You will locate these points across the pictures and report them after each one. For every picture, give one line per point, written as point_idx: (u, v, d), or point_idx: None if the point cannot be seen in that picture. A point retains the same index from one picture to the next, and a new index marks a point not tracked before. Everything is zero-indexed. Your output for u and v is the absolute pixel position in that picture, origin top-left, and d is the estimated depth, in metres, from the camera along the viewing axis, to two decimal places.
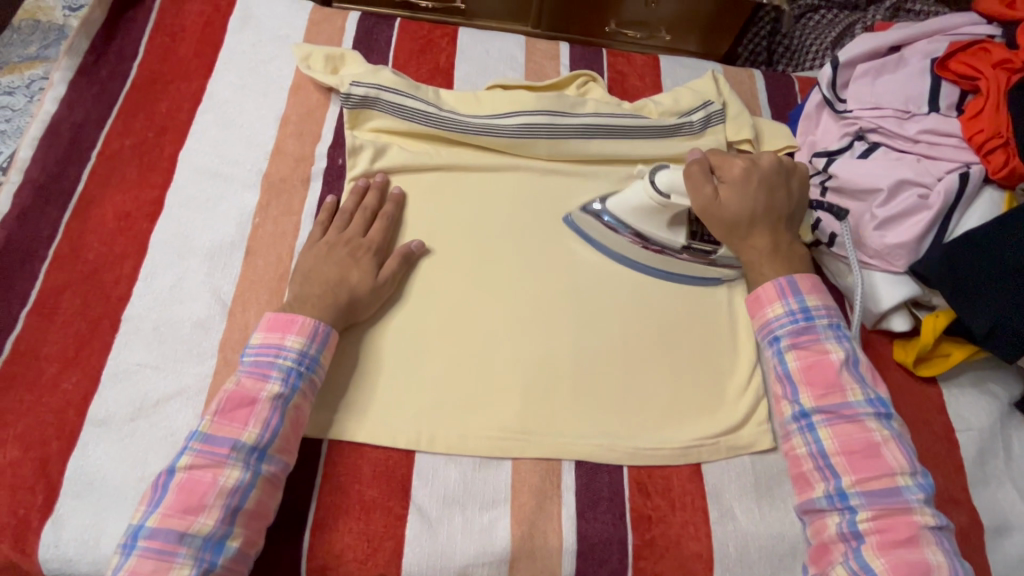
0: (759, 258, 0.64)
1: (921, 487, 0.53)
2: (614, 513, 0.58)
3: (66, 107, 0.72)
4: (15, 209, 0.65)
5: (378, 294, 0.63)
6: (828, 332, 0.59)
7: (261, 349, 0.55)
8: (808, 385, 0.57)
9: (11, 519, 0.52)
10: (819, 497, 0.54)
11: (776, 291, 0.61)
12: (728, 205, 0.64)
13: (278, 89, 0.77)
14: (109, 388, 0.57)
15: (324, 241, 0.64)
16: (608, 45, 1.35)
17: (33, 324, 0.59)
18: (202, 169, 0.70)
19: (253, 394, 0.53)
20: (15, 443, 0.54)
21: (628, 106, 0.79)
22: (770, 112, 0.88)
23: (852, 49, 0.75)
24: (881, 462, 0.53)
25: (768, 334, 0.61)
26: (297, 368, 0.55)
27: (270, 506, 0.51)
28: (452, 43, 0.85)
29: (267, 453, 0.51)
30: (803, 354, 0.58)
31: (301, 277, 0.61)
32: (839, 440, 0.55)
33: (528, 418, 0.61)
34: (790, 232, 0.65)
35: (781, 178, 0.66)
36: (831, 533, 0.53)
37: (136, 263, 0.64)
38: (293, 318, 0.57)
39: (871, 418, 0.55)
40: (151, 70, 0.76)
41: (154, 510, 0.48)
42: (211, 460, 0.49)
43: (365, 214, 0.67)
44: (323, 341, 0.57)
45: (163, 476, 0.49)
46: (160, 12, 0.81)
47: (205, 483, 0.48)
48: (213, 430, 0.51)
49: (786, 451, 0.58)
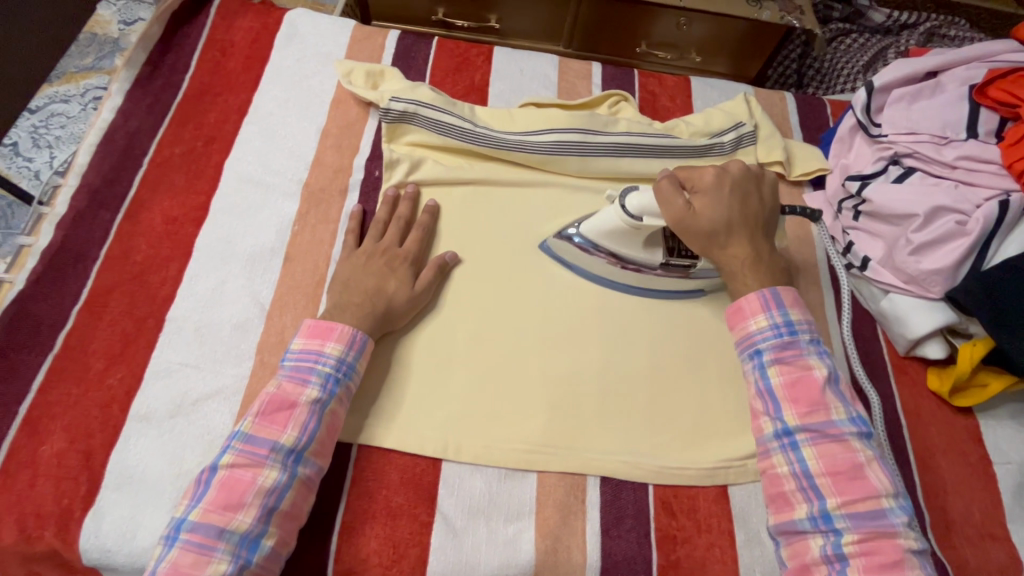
0: (741, 268, 0.62)
1: (904, 510, 0.52)
2: (639, 532, 0.58)
3: (122, 116, 0.77)
4: (72, 211, 0.69)
5: (414, 303, 0.64)
6: (811, 348, 0.58)
7: (301, 354, 0.57)
8: (793, 402, 0.56)
9: (55, 508, 0.53)
10: (801, 518, 0.53)
11: (760, 302, 0.60)
12: (706, 213, 0.62)
13: (321, 103, 0.80)
14: (151, 385, 0.59)
15: (360, 251, 0.66)
16: (639, 65, 1.37)
17: (83, 322, 0.62)
18: (246, 178, 0.73)
19: (293, 398, 0.54)
20: (62, 434, 0.56)
21: (659, 126, 0.80)
22: (801, 134, 0.88)
23: (887, 74, 0.75)
24: (866, 484, 0.52)
25: (749, 348, 0.60)
26: (335, 375, 0.56)
27: (303, 508, 0.53)
28: (487, 61, 0.88)
29: (303, 456, 0.53)
30: (787, 369, 0.57)
31: (340, 285, 0.63)
32: (824, 460, 0.53)
33: (554, 433, 0.61)
34: (767, 238, 0.64)
35: (752, 182, 0.64)
36: (814, 555, 0.51)
37: (181, 266, 0.66)
38: (332, 326, 0.58)
39: (855, 437, 0.54)
40: (201, 82, 0.80)
41: (195, 505, 0.49)
42: (252, 460, 0.51)
43: (400, 225, 0.69)
44: (360, 349, 0.59)
45: (206, 472, 0.51)
46: (212, 28, 0.85)
47: (244, 481, 0.50)
48: (254, 430, 0.52)
49: (764, 470, 0.56)
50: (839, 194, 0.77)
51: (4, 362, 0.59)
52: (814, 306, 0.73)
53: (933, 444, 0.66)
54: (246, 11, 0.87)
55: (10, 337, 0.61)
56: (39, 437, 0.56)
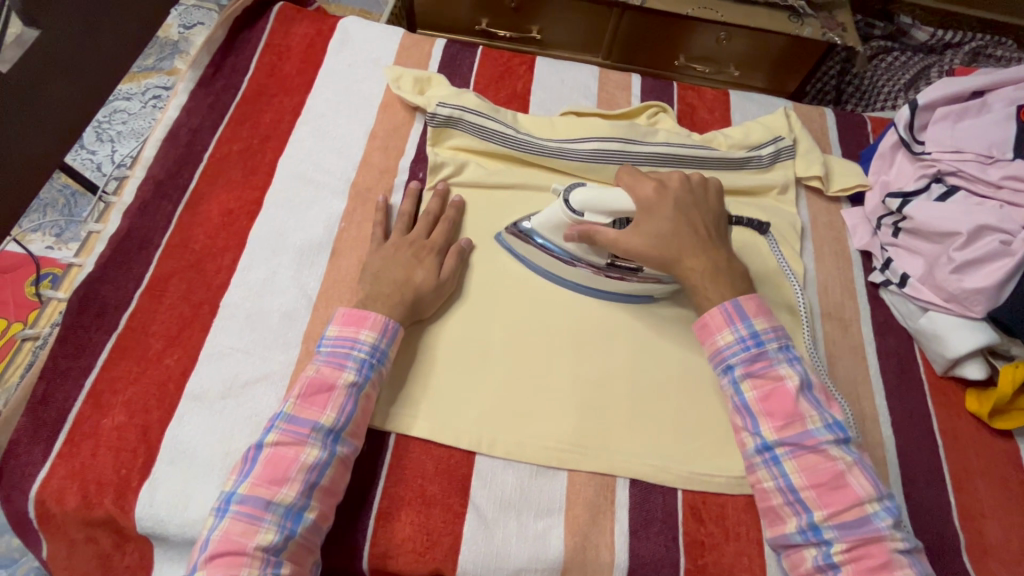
0: (701, 281, 0.62)
1: (889, 512, 0.53)
2: (666, 535, 0.59)
3: (185, 114, 0.81)
4: (138, 201, 0.73)
5: (440, 291, 0.66)
6: (780, 356, 0.59)
7: (337, 341, 0.60)
8: (768, 416, 0.57)
9: (114, 477, 0.57)
10: (793, 532, 0.54)
11: (723, 317, 0.61)
12: (653, 230, 0.62)
13: (370, 106, 0.83)
14: (205, 367, 0.63)
15: (389, 243, 0.69)
16: (676, 78, 1.39)
17: (144, 304, 0.66)
18: (297, 175, 0.76)
19: (331, 381, 0.57)
20: (123, 408, 0.60)
21: (698, 137, 0.82)
22: (840, 149, 0.88)
23: (932, 92, 0.74)
24: (849, 492, 0.53)
25: (721, 363, 0.61)
26: (369, 360, 0.59)
27: (341, 485, 0.55)
28: (530, 70, 0.90)
29: (341, 436, 0.55)
30: (759, 383, 0.58)
31: (371, 278, 0.65)
32: (805, 474, 0.54)
33: (585, 433, 0.62)
34: (721, 248, 0.64)
35: (696, 192, 0.65)
36: (809, 566, 0.53)
37: (235, 256, 0.70)
38: (366, 314, 0.61)
39: (832, 445, 0.55)
40: (259, 84, 0.84)
41: (244, 479, 0.52)
42: (295, 438, 0.53)
43: (429, 218, 0.71)
44: (392, 337, 0.61)
45: (252, 449, 0.54)
46: (271, 32, 0.89)
47: (289, 458, 0.52)
48: (296, 411, 0.55)
49: (753, 485, 0.58)
50: (879, 210, 0.77)
51: (74, 339, 0.63)
52: (849, 320, 0.73)
53: (970, 466, 0.65)
54: (302, 17, 0.91)
55: (78, 316, 0.65)
56: (101, 410, 0.60)
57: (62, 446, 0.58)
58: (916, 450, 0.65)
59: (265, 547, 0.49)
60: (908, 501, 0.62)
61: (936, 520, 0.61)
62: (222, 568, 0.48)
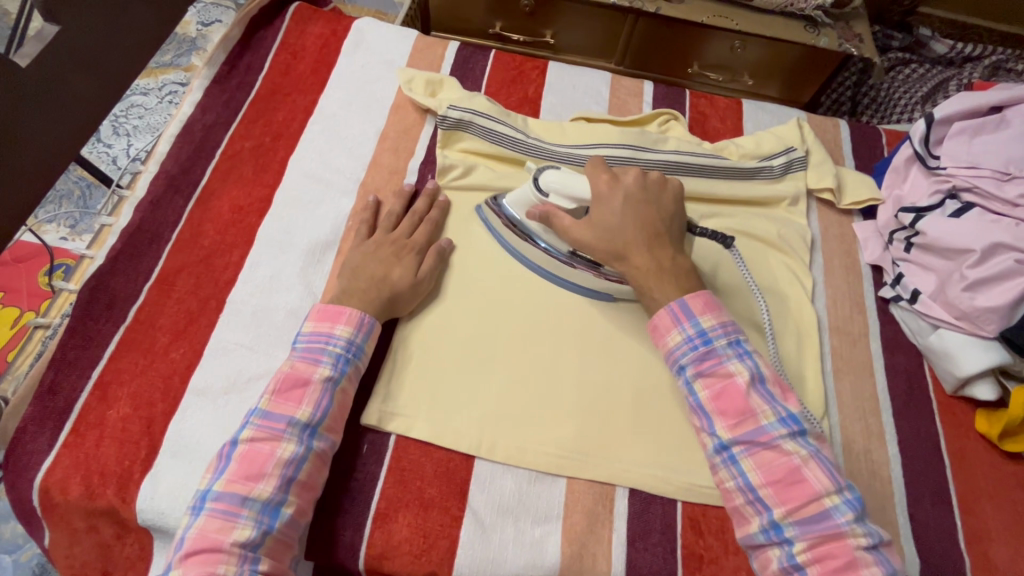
0: (646, 279, 0.62)
1: (850, 505, 0.51)
2: (665, 547, 0.58)
3: (200, 110, 0.82)
4: (150, 196, 0.74)
5: (417, 290, 0.66)
6: (729, 352, 0.58)
7: (312, 336, 0.59)
8: (721, 414, 0.56)
9: (117, 468, 0.57)
10: (756, 531, 0.53)
11: (671, 318, 0.60)
12: (599, 226, 0.63)
13: (381, 107, 0.84)
14: (209, 362, 0.63)
15: (371, 239, 0.69)
16: (689, 85, 1.39)
17: (153, 297, 0.67)
18: (307, 173, 0.77)
19: (306, 376, 0.56)
20: (128, 400, 0.61)
21: (708, 146, 0.81)
22: (854, 161, 0.87)
23: (949, 106, 0.73)
24: (806, 487, 0.52)
25: (674, 365, 0.60)
26: (345, 355, 0.59)
27: (319, 480, 0.55)
28: (542, 75, 0.90)
29: (318, 430, 0.55)
30: (709, 381, 0.58)
31: (349, 272, 0.65)
32: (762, 470, 0.54)
33: (585, 441, 0.62)
34: (671, 243, 0.63)
35: (650, 192, 0.64)
36: (774, 568, 0.52)
37: (244, 253, 0.70)
38: (341, 309, 0.61)
39: (787, 439, 0.54)
40: (272, 83, 0.85)
41: (219, 476, 0.52)
42: (271, 434, 0.53)
43: (413, 218, 0.71)
44: (368, 331, 0.61)
45: (227, 446, 0.53)
46: (286, 31, 0.90)
47: (264, 454, 0.52)
48: (270, 407, 0.54)
49: (717, 485, 0.57)
50: (891, 225, 0.76)
51: (82, 330, 0.64)
52: (857, 335, 0.72)
53: (977, 488, 0.64)
54: (317, 17, 0.92)
55: (88, 308, 0.66)
56: (107, 401, 0.60)
57: (67, 436, 0.59)
58: (922, 470, 0.64)
59: (241, 543, 0.49)
60: (912, 522, 0.61)
61: (942, 542, 0.60)
62: (196, 566, 0.48)
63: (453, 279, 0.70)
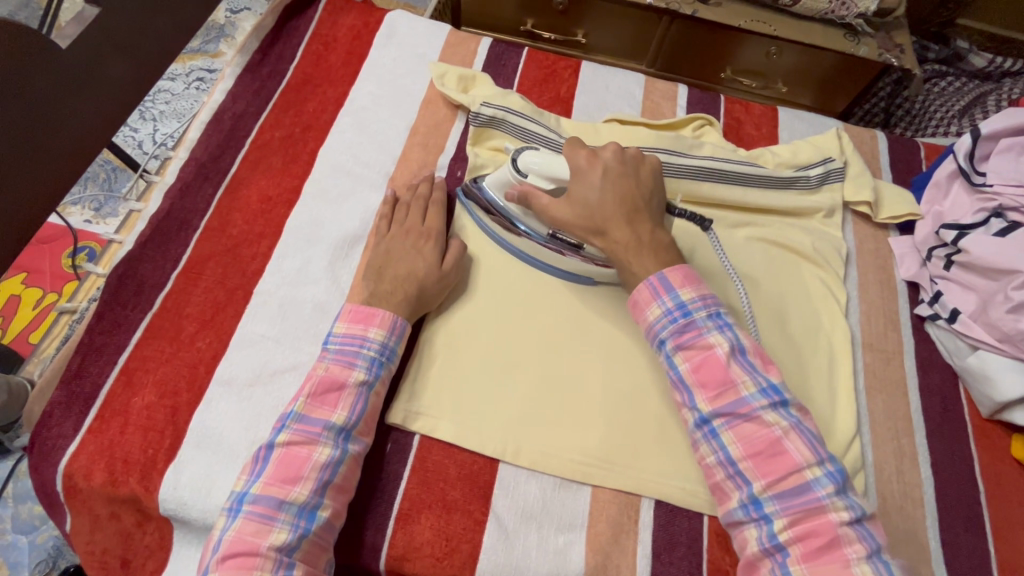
0: (624, 252, 0.61)
1: (831, 478, 0.50)
2: (690, 562, 0.57)
3: (231, 99, 0.82)
4: (180, 182, 0.74)
5: (444, 284, 0.66)
6: (709, 324, 0.57)
7: (345, 338, 0.58)
8: (701, 387, 0.55)
9: (142, 456, 0.57)
10: (735, 507, 0.52)
11: (650, 291, 0.59)
12: (575, 201, 0.63)
13: (413, 101, 0.83)
14: (236, 353, 0.63)
15: (392, 234, 0.68)
16: (719, 90, 1.37)
17: (180, 285, 0.66)
18: (336, 166, 0.76)
19: (342, 379, 0.56)
20: (154, 388, 0.60)
21: (743, 154, 0.79)
22: (891, 175, 0.85)
23: (997, 121, 0.72)
24: (786, 459, 0.51)
25: (654, 339, 0.59)
26: (379, 359, 0.58)
27: (352, 482, 0.54)
28: (575, 74, 0.89)
29: (352, 434, 0.55)
30: (690, 354, 0.57)
31: (376, 272, 0.64)
32: (742, 444, 0.53)
33: (611, 449, 0.61)
34: (650, 216, 0.63)
35: (629, 165, 0.64)
36: (754, 549, 0.51)
37: (272, 243, 0.70)
38: (374, 311, 0.60)
39: (767, 410, 0.53)
40: (303, 73, 0.84)
41: (256, 479, 0.51)
42: (306, 437, 0.52)
43: (428, 209, 0.70)
44: (400, 334, 0.61)
45: (264, 449, 0.53)
46: (319, 22, 0.89)
47: (301, 457, 0.51)
48: (307, 410, 0.54)
49: (698, 462, 0.56)
50: (930, 240, 0.75)
51: (110, 316, 0.64)
52: (891, 352, 0.70)
53: (1010, 515, 0.62)
54: (351, 8, 0.91)
55: (116, 293, 0.65)
56: (133, 388, 0.60)
57: (92, 422, 0.58)
58: (955, 494, 0.63)
59: (278, 547, 0.48)
60: (945, 548, 0.59)
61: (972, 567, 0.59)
62: (235, 568, 0.47)
63: (480, 279, 0.69)
